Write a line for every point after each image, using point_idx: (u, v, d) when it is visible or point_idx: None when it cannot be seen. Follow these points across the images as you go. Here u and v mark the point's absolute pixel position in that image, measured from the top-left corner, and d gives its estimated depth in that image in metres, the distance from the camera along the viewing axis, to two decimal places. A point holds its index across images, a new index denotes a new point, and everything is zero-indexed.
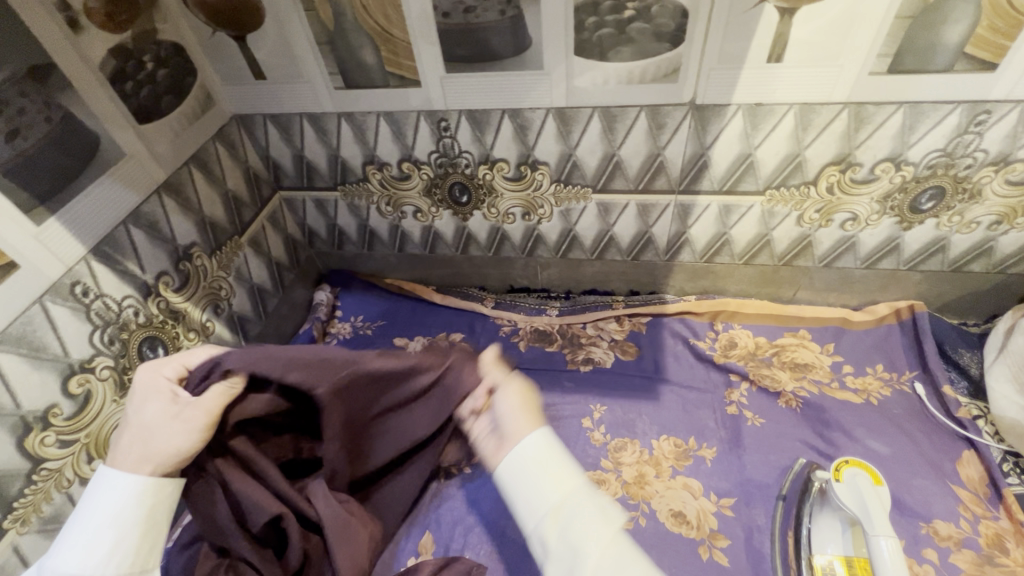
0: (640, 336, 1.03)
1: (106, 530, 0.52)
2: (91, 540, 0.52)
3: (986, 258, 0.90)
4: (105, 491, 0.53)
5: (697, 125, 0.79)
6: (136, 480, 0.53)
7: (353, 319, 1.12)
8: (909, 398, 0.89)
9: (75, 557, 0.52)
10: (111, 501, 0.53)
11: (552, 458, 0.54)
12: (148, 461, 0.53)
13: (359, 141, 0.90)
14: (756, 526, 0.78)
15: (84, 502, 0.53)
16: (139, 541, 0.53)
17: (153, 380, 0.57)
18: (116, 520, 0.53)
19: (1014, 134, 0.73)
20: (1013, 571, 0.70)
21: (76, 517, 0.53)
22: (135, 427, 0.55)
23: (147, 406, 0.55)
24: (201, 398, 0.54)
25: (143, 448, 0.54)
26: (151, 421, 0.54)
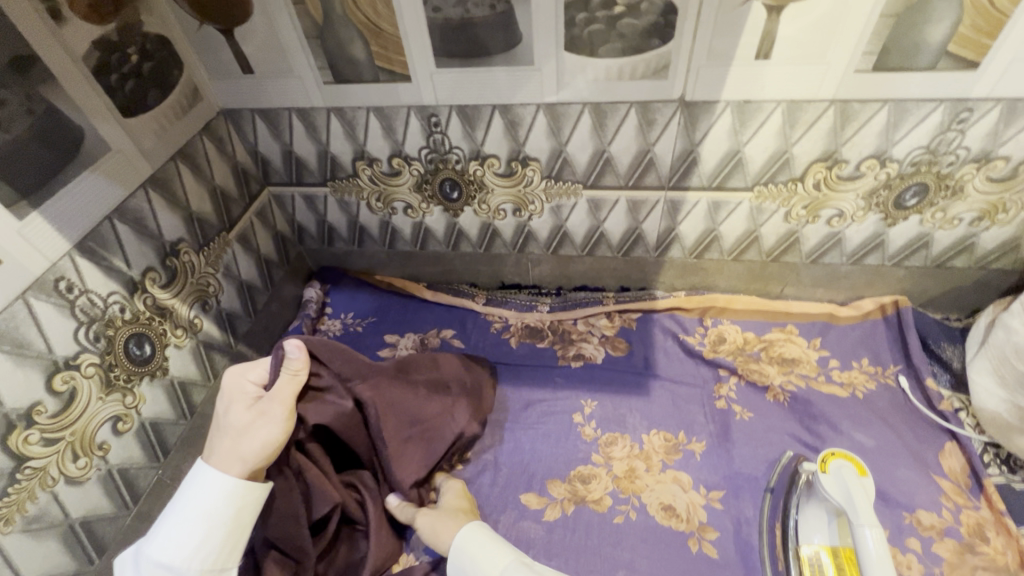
0: (631, 332, 1.04)
1: (199, 526, 0.58)
2: (185, 531, 0.58)
3: (968, 254, 0.92)
4: (203, 486, 0.59)
5: (687, 122, 0.79)
6: (233, 479, 0.60)
7: (344, 316, 1.11)
8: (893, 391, 0.91)
9: (172, 548, 0.57)
10: (207, 496, 0.59)
11: (474, 537, 0.68)
12: (240, 456, 0.60)
13: (349, 136, 0.89)
14: (745, 518, 0.79)
15: (182, 497, 0.60)
16: (224, 540, 0.59)
17: (237, 385, 0.65)
18: (208, 514, 0.59)
19: (995, 132, 0.75)
20: (992, 559, 0.72)
21: (172, 510, 0.59)
22: (224, 429, 0.62)
23: (234, 407, 0.63)
24: (278, 390, 0.64)
25: (236, 443, 0.61)
26: (237, 419, 0.62)
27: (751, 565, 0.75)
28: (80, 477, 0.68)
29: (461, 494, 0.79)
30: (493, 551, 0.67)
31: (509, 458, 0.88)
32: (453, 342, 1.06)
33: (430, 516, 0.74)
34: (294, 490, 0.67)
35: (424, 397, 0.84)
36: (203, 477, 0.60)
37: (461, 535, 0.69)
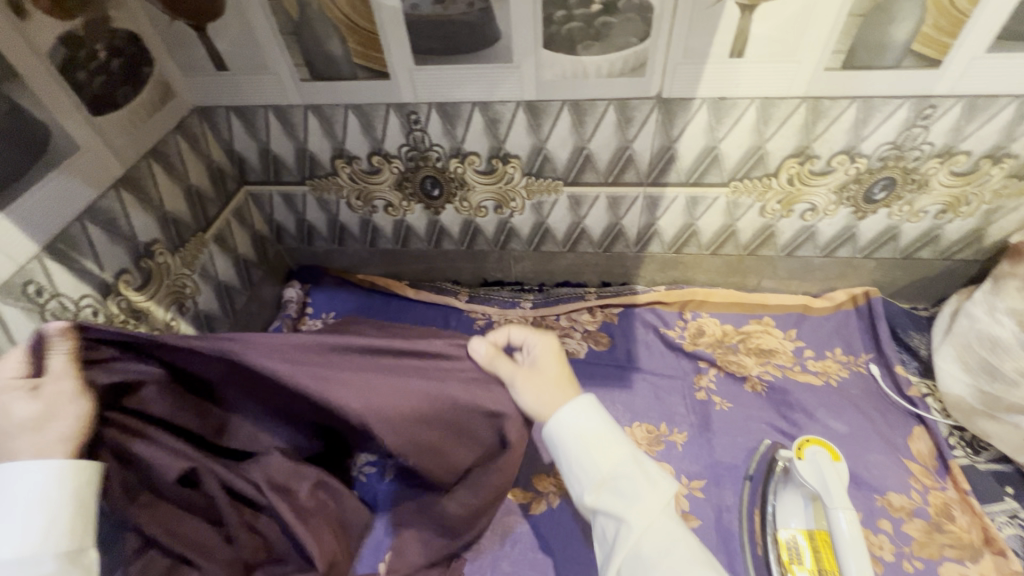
0: (613, 327, 1.05)
1: (34, 513, 0.49)
2: (20, 523, 0.49)
3: (933, 245, 0.95)
4: (19, 473, 0.49)
5: (664, 119, 0.80)
6: (55, 464, 0.50)
7: (325, 316, 1.10)
8: (865, 379, 0.94)
9: (7, 543, 0.48)
10: (31, 480, 0.50)
11: (592, 421, 0.64)
12: (49, 441, 0.50)
13: (327, 134, 0.88)
14: (725, 506, 0.81)
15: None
16: (72, 521, 0.51)
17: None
18: (40, 496, 0.50)
19: (957, 128, 0.78)
20: (959, 537, 0.75)
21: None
22: (5, 424, 0.50)
23: (4, 400, 0.50)
24: (57, 370, 0.52)
25: (48, 432, 0.50)
26: (15, 411, 0.50)
27: (732, 551, 0.77)
28: None
29: (559, 358, 0.70)
30: (614, 448, 0.63)
31: None
32: None
33: (523, 383, 0.67)
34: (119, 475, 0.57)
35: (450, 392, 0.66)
36: (11, 473, 0.49)
37: (572, 408, 0.65)
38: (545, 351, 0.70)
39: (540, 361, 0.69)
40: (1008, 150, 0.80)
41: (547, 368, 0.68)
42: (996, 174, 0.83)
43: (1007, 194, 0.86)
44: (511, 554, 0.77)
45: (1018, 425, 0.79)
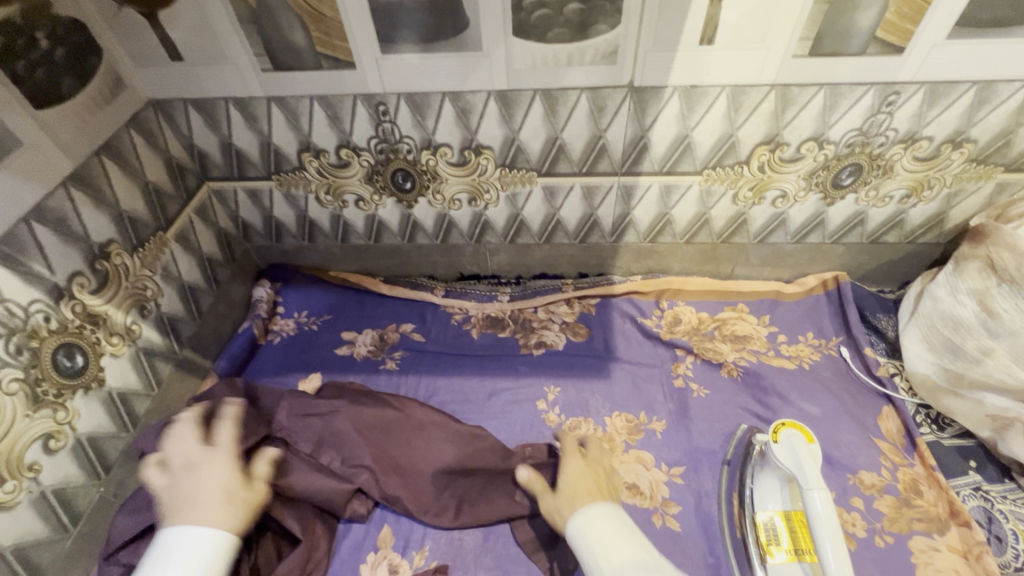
0: (590, 317, 1.05)
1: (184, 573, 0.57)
2: None
3: (898, 229, 0.98)
4: (198, 536, 0.60)
5: (636, 108, 0.80)
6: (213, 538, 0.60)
7: (297, 315, 1.08)
8: (836, 361, 0.96)
9: None
10: (196, 546, 0.59)
11: (598, 518, 0.63)
12: (232, 513, 0.63)
13: (292, 127, 0.85)
14: (704, 491, 0.82)
15: (154, 562, 0.58)
16: None
17: (220, 474, 0.67)
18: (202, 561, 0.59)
19: (920, 114, 0.80)
20: (926, 511, 0.77)
21: (151, 568, 0.58)
22: (198, 501, 0.63)
23: (206, 480, 0.65)
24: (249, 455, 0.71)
25: (237, 508, 0.64)
26: (213, 484, 0.65)
27: (711, 535, 0.78)
28: (8, 502, 0.63)
29: (580, 467, 0.72)
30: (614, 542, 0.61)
31: None
32: (413, 336, 1.04)
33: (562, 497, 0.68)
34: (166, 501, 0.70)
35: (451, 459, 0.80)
36: (181, 538, 0.60)
37: (585, 513, 0.64)
38: (571, 468, 0.72)
39: (565, 479, 0.71)
40: (968, 135, 0.82)
41: (572, 486, 0.69)
42: (957, 158, 0.85)
43: (967, 178, 0.88)
44: (489, 547, 0.77)
45: (980, 401, 0.82)
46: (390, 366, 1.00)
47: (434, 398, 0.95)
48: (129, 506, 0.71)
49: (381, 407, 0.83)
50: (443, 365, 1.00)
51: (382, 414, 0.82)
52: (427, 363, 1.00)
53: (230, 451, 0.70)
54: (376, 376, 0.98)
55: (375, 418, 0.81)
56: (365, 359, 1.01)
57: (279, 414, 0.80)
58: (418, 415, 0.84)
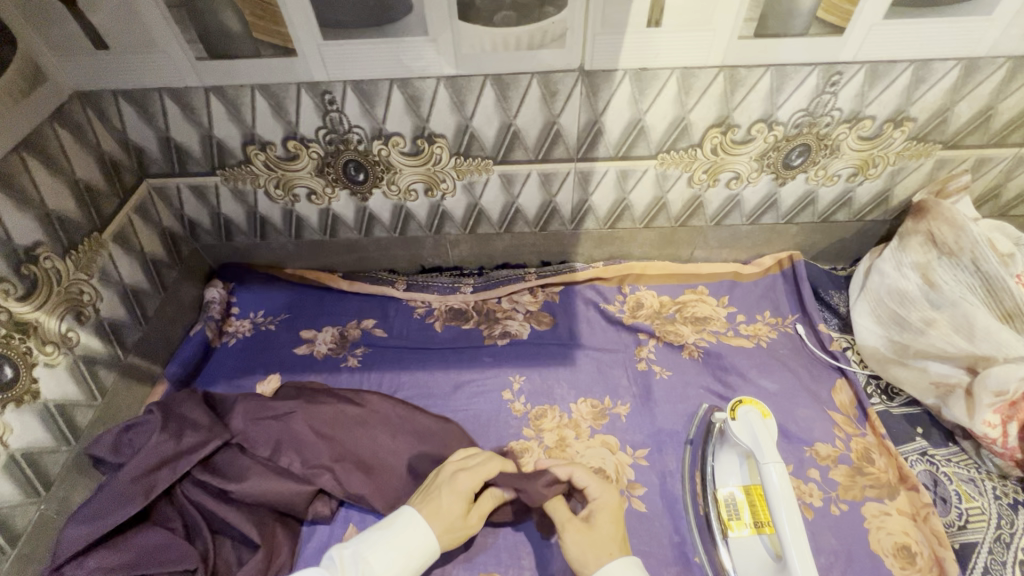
0: (554, 305, 1.05)
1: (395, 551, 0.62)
2: (381, 546, 0.62)
3: (847, 207, 1.01)
4: (420, 530, 0.64)
5: (588, 92, 0.80)
6: (425, 545, 0.64)
7: (253, 315, 1.04)
8: (792, 338, 0.98)
9: (371, 551, 0.62)
10: (411, 539, 0.63)
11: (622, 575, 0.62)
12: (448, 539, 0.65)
13: (234, 119, 0.82)
14: (668, 471, 0.83)
15: (382, 523, 0.65)
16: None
17: (460, 482, 0.69)
18: (405, 546, 0.63)
19: (862, 93, 0.82)
20: (878, 477, 0.80)
21: (382, 527, 0.65)
22: (436, 505, 0.67)
23: (450, 488, 0.69)
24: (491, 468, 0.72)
25: (448, 533, 0.65)
26: (458, 504, 0.67)
27: (676, 514, 0.79)
28: None
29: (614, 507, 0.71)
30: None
31: None
32: (375, 331, 1.02)
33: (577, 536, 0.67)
34: (111, 514, 0.67)
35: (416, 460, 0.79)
36: (411, 523, 0.65)
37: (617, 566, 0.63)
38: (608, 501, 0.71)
39: (597, 518, 0.69)
40: (907, 113, 0.85)
41: (602, 526, 0.68)
42: (898, 136, 0.88)
43: (908, 156, 0.91)
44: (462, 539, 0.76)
45: (925, 369, 0.85)
46: (352, 363, 0.98)
47: (398, 393, 0.94)
48: (79, 518, 0.68)
49: (341, 404, 0.81)
50: (406, 360, 0.98)
51: (343, 415, 0.80)
52: (390, 359, 0.98)
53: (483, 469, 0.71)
54: (337, 374, 0.96)
55: (337, 420, 0.79)
56: (326, 358, 0.98)
57: (234, 419, 0.78)
58: (381, 409, 0.83)
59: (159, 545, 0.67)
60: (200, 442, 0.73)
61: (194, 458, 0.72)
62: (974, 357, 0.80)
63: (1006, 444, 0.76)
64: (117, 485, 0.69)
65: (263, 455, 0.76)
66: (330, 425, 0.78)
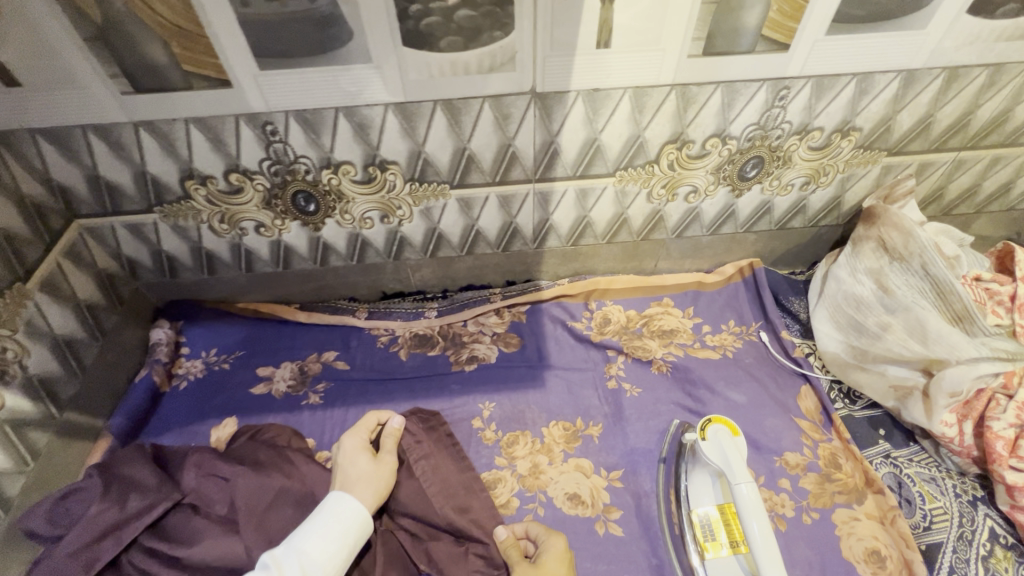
0: (521, 326, 1.03)
1: (323, 525, 0.65)
2: (308, 536, 0.63)
3: (802, 214, 1.03)
4: (343, 501, 0.68)
5: (542, 114, 0.78)
6: (356, 509, 0.68)
7: (204, 354, 0.99)
8: (757, 346, 0.99)
9: (314, 552, 0.62)
10: (343, 510, 0.67)
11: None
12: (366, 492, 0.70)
13: (168, 154, 0.77)
14: (643, 492, 0.83)
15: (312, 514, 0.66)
16: (321, 548, 0.63)
17: (351, 444, 0.76)
18: (342, 526, 0.66)
19: (810, 106, 0.83)
20: (845, 483, 0.82)
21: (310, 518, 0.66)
22: (345, 475, 0.72)
23: (347, 456, 0.75)
24: (361, 424, 0.79)
25: (364, 488, 0.71)
26: (359, 462, 0.74)
27: (653, 535, 0.79)
28: None
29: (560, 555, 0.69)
30: None
31: None
32: (337, 364, 0.98)
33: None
34: None
35: None
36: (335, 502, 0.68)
37: None
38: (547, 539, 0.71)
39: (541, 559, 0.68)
40: (853, 124, 0.87)
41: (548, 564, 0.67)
42: (846, 146, 0.90)
43: (856, 163, 0.94)
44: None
45: (883, 373, 0.87)
46: (313, 401, 0.93)
47: None
48: None
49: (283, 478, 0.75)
50: (371, 393, 0.95)
51: (283, 492, 0.74)
52: (353, 393, 0.95)
53: (365, 428, 0.79)
54: (298, 414, 0.92)
55: (279, 497, 0.74)
56: (285, 396, 0.94)
57: (186, 475, 0.74)
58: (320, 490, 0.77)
59: None
60: (146, 506, 0.68)
61: (141, 523, 0.67)
62: (928, 360, 0.82)
63: (962, 443, 0.79)
64: (53, 562, 0.63)
65: (217, 513, 0.71)
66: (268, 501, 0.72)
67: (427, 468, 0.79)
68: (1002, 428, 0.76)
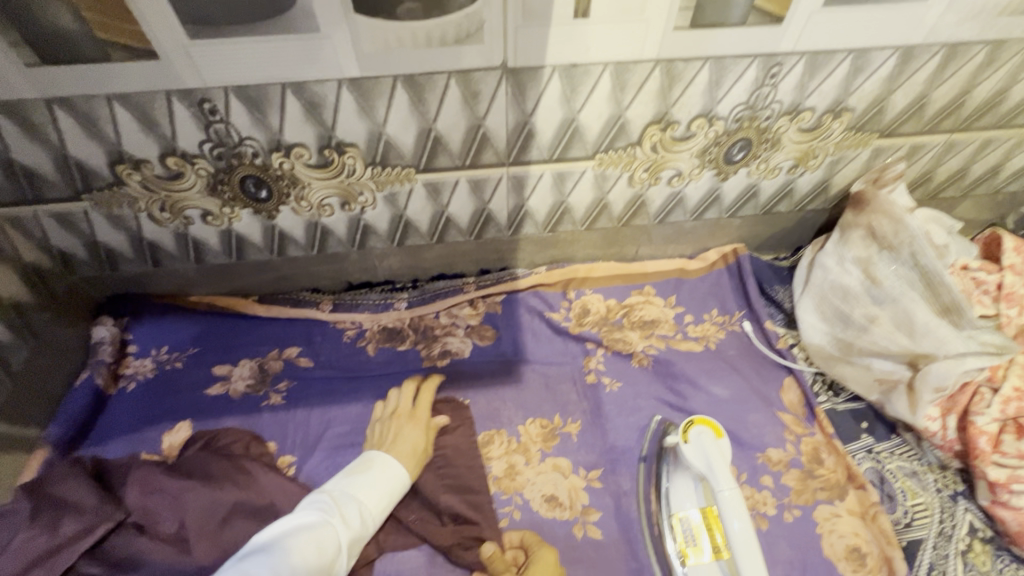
0: (496, 317, 0.98)
1: (377, 477, 0.72)
2: (363, 487, 0.70)
3: (789, 198, 0.98)
4: (393, 465, 0.74)
5: (515, 91, 0.71)
6: (402, 472, 0.74)
7: (153, 352, 0.91)
8: (740, 337, 0.96)
9: (369, 499, 0.70)
10: (390, 475, 0.73)
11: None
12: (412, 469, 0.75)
13: (92, 135, 0.68)
14: (623, 492, 0.80)
15: (362, 466, 0.73)
16: (375, 499, 0.70)
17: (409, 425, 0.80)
18: (390, 483, 0.72)
19: (802, 84, 0.77)
20: (827, 479, 0.80)
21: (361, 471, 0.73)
22: (401, 445, 0.77)
23: (407, 429, 0.80)
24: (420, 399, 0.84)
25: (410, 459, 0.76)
26: (417, 438, 0.79)
27: (633, 538, 0.76)
28: None
29: (549, 567, 0.71)
30: None
31: None
32: (299, 362, 0.92)
33: None
34: None
35: None
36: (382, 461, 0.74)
37: None
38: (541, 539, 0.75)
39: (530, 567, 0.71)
40: (846, 103, 0.82)
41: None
42: (837, 127, 0.85)
43: (847, 146, 0.89)
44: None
45: (868, 366, 0.85)
46: (274, 401, 0.87)
47: (329, 431, 0.85)
48: None
49: (241, 491, 0.71)
50: (336, 392, 0.89)
51: (243, 504, 0.70)
52: (317, 392, 0.89)
53: (424, 407, 0.84)
54: (257, 416, 0.86)
55: (236, 510, 0.69)
56: (243, 397, 0.88)
57: (130, 492, 0.68)
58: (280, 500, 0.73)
59: None
60: (83, 529, 0.62)
61: (77, 549, 0.61)
62: (915, 354, 0.80)
63: (945, 438, 0.78)
64: None
65: (164, 533, 0.66)
66: (223, 515, 0.68)
67: (446, 455, 0.80)
68: (985, 423, 0.75)
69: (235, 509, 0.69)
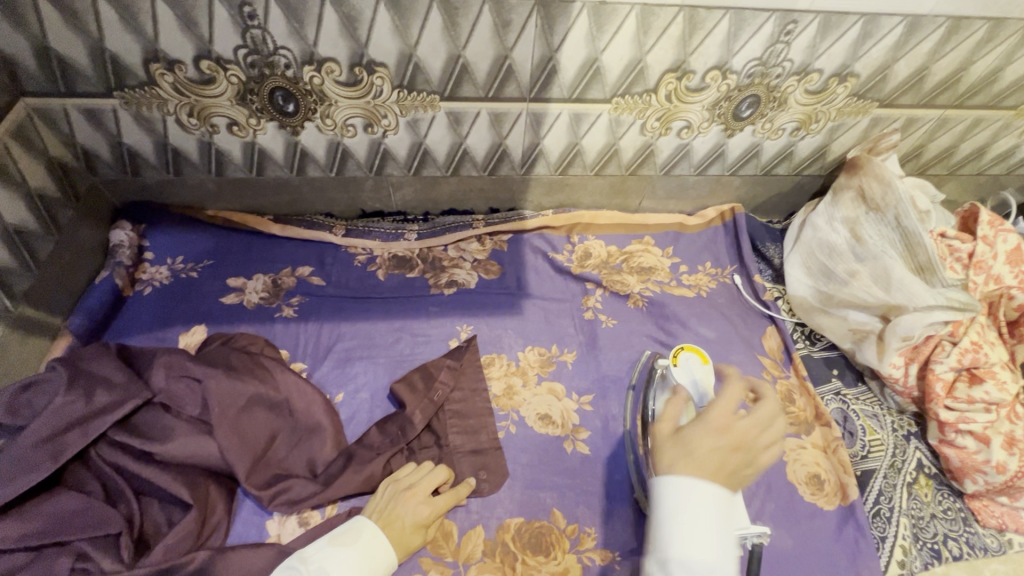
0: (502, 254, 1.02)
1: None
2: None
3: (788, 161, 1.03)
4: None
5: (544, 24, 0.74)
6: None
7: (170, 261, 0.94)
8: (729, 288, 1.02)
9: None
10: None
11: (702, 510, 0.57)
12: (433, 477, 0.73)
13: (131, 29, 0.69)
14: (611, 415, 0.87)
15: None
16: None
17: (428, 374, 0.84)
18: None
19: (813, 45, 0.82)
20: (797, 415, 0.87)
21: None
22: (401, 527, 0.67)
23: (411, 512, 0.68)
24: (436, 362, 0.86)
25: (422, 481, 0.72)
26: (437, 473, 0.74)
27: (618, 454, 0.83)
28: None
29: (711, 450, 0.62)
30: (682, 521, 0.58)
31: (383, 394, 0.86)
32: (312, 280, 0.96)
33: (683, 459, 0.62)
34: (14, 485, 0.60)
35: (314, 441, 0.76)
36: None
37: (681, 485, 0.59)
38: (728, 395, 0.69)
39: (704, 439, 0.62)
40: (852, 69, 0.86)
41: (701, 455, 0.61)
42: (841, 92, 0.90)
43: (848, 113, 0.94)
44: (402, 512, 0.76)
45: (845, 317, 0.93)
46: (287, 313, 0.91)
47: (338, 344, 0.90)
48: None
49: (260, 385, 0.75)
50: (347, 310, 0.94)
51: (259, 396, 0.75)
52: (329, 309, 0.93)
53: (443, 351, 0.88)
54: (270, 325, 0.90)
55: (252, 400, 0.74)
56: (257, 308, 0.91)
57: (155, 375, 0.72)
58: (297, 398, 0.77)
59: (76, 511, 0.62)
60: (115, 402, 0.67)
61: (110, 419, 0.66)
62: (888, 306, 0.87)
63: (905, 383, 0.86)
64: (18, 450, 0.62)
65: (187, 413, 0.71)
66: (241, 403, 0.73)
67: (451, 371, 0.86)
68: (942, 371, 0.82)
69: (252, 400, 0.74)
